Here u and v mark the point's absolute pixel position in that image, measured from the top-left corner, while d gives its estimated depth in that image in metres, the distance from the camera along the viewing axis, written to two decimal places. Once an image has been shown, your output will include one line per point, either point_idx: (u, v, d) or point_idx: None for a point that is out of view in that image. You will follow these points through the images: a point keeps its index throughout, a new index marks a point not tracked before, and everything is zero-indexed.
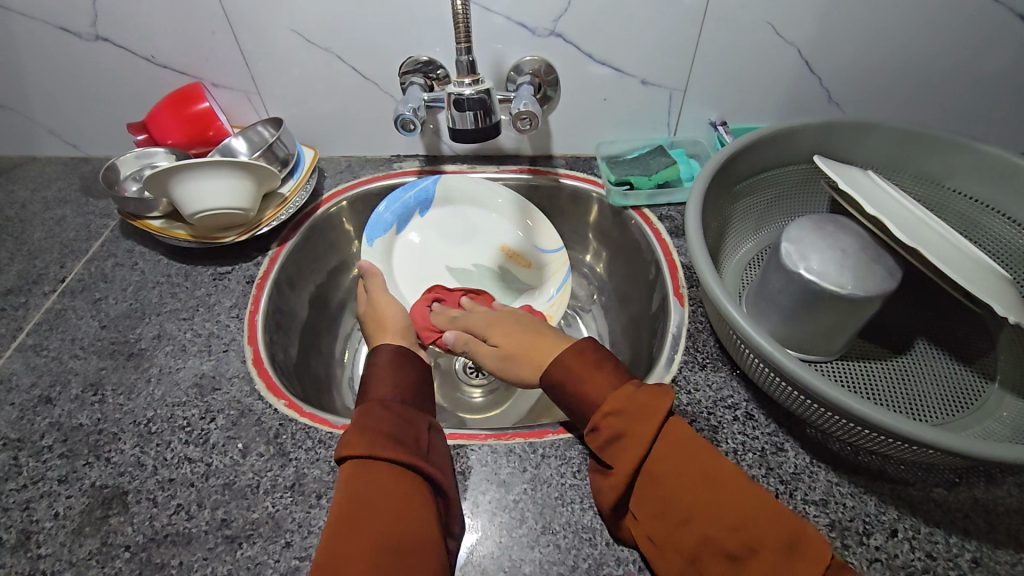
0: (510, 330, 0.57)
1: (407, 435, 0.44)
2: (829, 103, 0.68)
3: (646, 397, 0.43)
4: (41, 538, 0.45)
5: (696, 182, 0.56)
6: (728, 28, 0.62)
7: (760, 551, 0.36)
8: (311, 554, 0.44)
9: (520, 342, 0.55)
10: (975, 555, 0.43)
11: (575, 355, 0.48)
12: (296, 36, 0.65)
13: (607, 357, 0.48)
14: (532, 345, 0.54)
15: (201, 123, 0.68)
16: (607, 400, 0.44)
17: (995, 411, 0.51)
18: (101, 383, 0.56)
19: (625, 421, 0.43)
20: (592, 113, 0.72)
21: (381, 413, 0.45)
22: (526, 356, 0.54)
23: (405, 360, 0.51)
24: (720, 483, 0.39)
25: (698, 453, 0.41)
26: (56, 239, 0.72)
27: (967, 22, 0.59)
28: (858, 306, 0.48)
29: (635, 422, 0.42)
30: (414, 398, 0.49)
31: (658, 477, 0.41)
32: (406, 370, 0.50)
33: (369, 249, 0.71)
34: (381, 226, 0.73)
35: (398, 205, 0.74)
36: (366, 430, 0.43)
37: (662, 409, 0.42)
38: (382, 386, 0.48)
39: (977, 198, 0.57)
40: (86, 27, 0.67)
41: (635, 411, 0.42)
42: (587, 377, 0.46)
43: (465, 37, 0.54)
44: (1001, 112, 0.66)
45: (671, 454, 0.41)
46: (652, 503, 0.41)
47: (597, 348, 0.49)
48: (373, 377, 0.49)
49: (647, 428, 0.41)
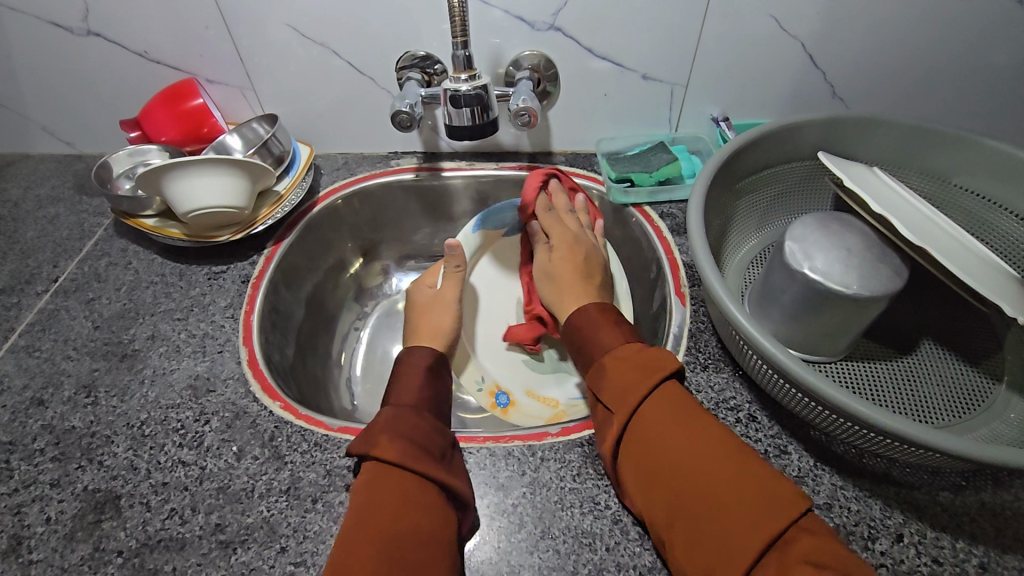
0: (558, 263, 0.61)
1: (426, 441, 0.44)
2: (834, 98, 0.67)
3: (650, 354, 0.46)
4: (33, 543, 0.45)
5: (698, 178, 0.55)
6: (731, 20, 0.60)
7: (738, 502, 0.37)
8: (306, 559, 0.43)
9: (564, 280, 0.59)
10: (982, 560, 0.42)
11: (597, 311, 0.53)
12: (291, 30, 0.64)
13: (620, 318, 0.52)
14: (569, 288, 0.59)
15: (195, 119, 0.67)
16: (615, 350, 0.48)
17: (1002, 413, 0.50)
18: (94, 385, 0.55)
19: (631, 368, 0.45)
20: (593, 109, 0.71)
21: (404, 415, 0.45)
22: (562, 295, 0.59)
23: (431, 364, 0.52)
24: (707, 439, 0.40)
25: (691, 410, 0.42)
26: (49, 238, 0.71)
27: (974, 16, 0.58)
28: (864, 306, 0.47)
29: (639, 370, 0.45)
30: (438, 405, 0.49)
31: (648, 430, 0.42)
32: (432, 377, 0.51)
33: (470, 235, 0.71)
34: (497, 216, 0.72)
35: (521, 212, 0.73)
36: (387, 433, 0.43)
37: (666, 363, 0.44)
38: (405, 389, 0.49)
39: (985, 196, 0.56)
40: (78, 22, 0.65)
41: (642, 364, 0.45)
42: (601, 329, 0.50)
43: (462, 30, 0.53)
44: (1008, 108, 0.65)
45: (665, 408, 0.42)
46: (642, 453, 0.41)
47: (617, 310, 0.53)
48: (403, 381, 0.50)
49: (648, 378, 0.44)
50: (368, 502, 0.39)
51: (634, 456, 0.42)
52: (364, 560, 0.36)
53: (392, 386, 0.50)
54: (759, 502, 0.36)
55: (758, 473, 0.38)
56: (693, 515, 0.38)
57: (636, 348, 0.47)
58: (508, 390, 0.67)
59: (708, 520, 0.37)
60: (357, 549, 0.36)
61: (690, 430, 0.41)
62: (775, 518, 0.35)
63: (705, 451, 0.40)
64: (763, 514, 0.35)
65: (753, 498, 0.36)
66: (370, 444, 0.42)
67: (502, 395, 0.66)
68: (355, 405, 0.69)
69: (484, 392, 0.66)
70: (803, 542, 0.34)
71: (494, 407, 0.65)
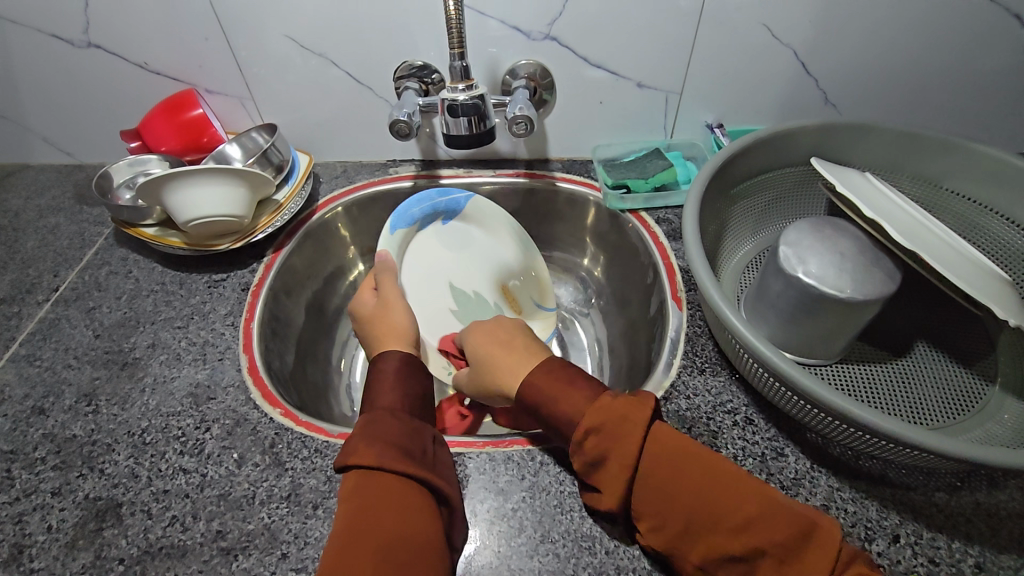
0: (477, 339, 0.56)
1: (413, 444, 0.43)
2: (825, 104, 0.68)
3: (625, 405, 0.41)
4: (33, 552, 0.45)
5: (693, 185, 0.56)
6: (724, 29, 0.61)
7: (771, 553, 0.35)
8: (307, 565, 0.43)
9: (491, 349, 0.54)
10: (978, 560, 0.42)
11: (546, 374, 0.46)
12: (290, 41, 0.65)
13: (579, 373, 0.46)
14: (501, 360, 0.52)
15: (194, 129, 0.68)
16: (586, 414, 0.42)
17: (996, 414, 0.51)
18: (95, 394, 0.55)
19: (608, 434, 0.41)
20: (588, 117, 0.72)
21: (381, 418, 0.44)
22: (494, 363, 0.52)
23: (405, 366, 0.51)
24: (725, 483, 0.38)
25: (693, 458, 0.39)
26: (49, 247, 0.71)
27: (960, 24, 0.59)
28: (858, 310, 0.47)
29: (621, 438, 0.40)
30: (417, 403, 0.49)
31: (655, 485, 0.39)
32: (408, 376, 0.50)
33: (390, 238, 0.67)
34: (413, 215, 0.70)
35: (429, 204, 0.71)
36: (373, 439, 0.41)
37: (645, 416, 0.40)
38: (381, 393, 0.48)
39: (975, 199, 0.57)
40: (78, 35, 0.66)
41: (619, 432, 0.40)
42: (557, 395, 0.44)
43: (459, 42, 0.53)
44: (995, 112, 0.66)
45: (665, 464, 0.39)
46: (653, 512, 0.40)
47: (567, 364, 0.47)
48: (380, 386, 0.49)
49: (634, 447, 0.39)
50: (355, 505, 0.38)
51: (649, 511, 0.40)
52: (362, 556, 0.36)
53: (368, 393, 0.49)
54: (789, 549, 0.35)
55: (786, 513, 0.36)
56: (724, 568, 0.37)
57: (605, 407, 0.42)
58: None
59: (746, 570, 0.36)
60: (353, 548, 0.36)
61: (697, 478, 0.39)
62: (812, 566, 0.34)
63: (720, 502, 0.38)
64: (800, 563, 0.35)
65: (782, 541, 0.35)
66: (348, 453, 0.40)
67: None
68: (354, 412, 0.70)
69: None
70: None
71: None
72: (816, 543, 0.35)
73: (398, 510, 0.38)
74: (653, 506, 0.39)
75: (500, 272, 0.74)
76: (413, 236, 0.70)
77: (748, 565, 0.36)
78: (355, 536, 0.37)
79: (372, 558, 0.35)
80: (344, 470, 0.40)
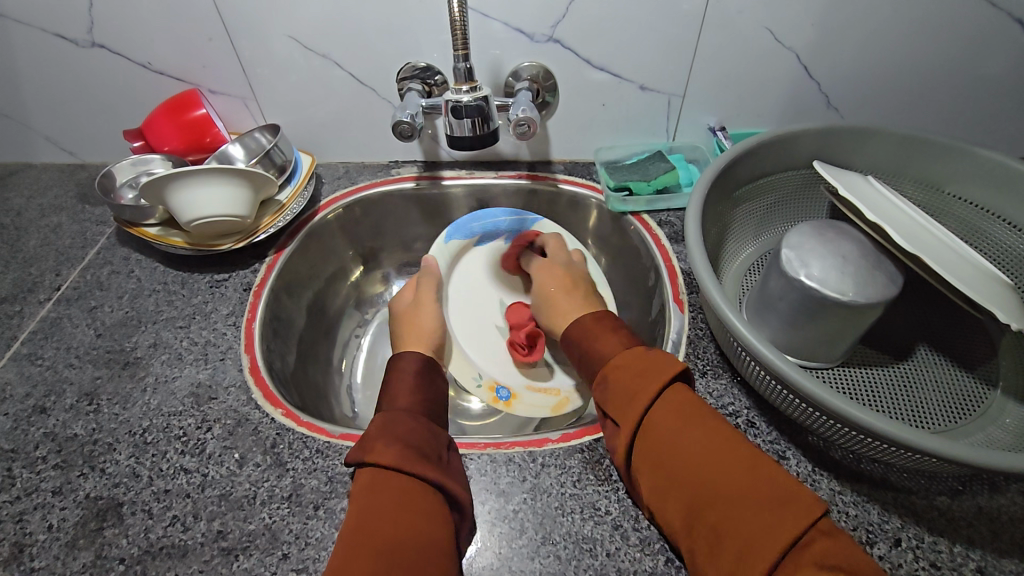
0: (544, 278, 0.65)
1: (426, 446, 0.43)
2: (828, 108, 0.68)
3: (658, 355, 0.46)
4: (34, 551, 0.45)
5: (696, 189, 0.56)
6: (727, 32, 0.61)
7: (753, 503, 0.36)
8: (308, 566, 0.43)
9: (552, 289, 0.63)
10: (980, 564, 0.42)
11: (593, 318, 0.54)
12: (293, 42, 0.65)
13: (615, 325, 0.53)
14: (562, 295, 0.61)
15: (198, 129, 0.68)
16: (620, 355, 0.48)
17: (997, 417, 0.51)
18: (96, 393, 0.55)
19: (633, 374, 0.45)
20: (591, 119, 0.72)
21: (397, 419, 0.45)
22: (554, 303, 0.61)
23: (425, 366, 0.52)
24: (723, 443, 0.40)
25: (705, 412, 0.42)
26: (51, 247, 0.71)
27: (962, 28, 0.59)
28: (861, 313, 0.47)
29: (650, 372, 0.44)
30: (433, 407, 0.49)
31: (660, 428, 0.41)
32: (426, 380, 0.51)
33: (443, 245, 0.72)
34: (470, 228, 0.74)
35: (489, 221, 0.75)
36: (391, 439, 0.42)
37: (676, 365, 0.45)
38: (398, 393, 0.49)
39: (976, 203, 0.57)
40: (82, 34, 0.66)
41: (650, 368, 0.45)
42: (600, 333, 0.52)
43: (463, 43, 0.54)
44: (996, 116, 0.66)
45: (677, 413, 0.42)
46: (654, 462, 0.41)
47: (612, 316, 0.54)
48: (398, 383, 0.50)
49: (657, 381, 0.43)
50: (365, 502, 0.38)
51: (649, 456, 0.41)
52: (363, 562, 0.35)
53: (386, 391, 0.50)
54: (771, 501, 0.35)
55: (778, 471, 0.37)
56: (706, 513, 0.37)
57: (641, 352, 0.47)
58: (508, 383, 0.65)
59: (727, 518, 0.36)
60: (356, 549, 0.36)
61: (701, 432, 0.40)
62: (791, 516, 0.34)
63: (716, 449, 0.39)
64: (777, 509, 0.35)
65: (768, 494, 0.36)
66: (366, 449, 0.41)
67: (501, 388, 0.64)
68: (355, 413, 0.70)
69: (484, 387, 0.64)
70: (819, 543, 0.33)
71: (495, 401, 0.63)
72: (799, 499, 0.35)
73: (404, 509, 0.38)
74: (655, 454, 0.41)
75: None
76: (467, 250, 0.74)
77: (730, 509, 0.36)
78: (359, 535, 0.37)
79: (372, 563, 0.35)
80: (357, 467, 0.41)
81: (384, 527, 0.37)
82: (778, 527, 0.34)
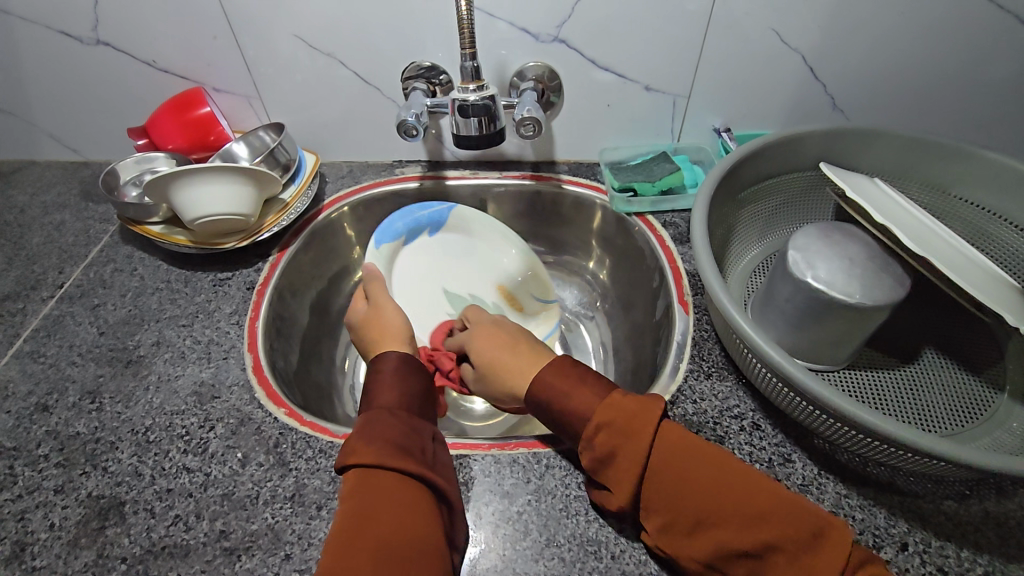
0: (483, 342, 0.56)
1: (411, 444, 0.43)
2: (833, 110, 0.68)
3: (637, 404, 0.42)
4: (36, 550, 0.45)
5: (701, 190, 0.55)
6: (733, 33, 0.61)
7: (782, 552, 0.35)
8: (311, 566, 0.43)
9: (495, 357, 0.53)
10: (988, 569, 0.42)
11: (556, 373, 0.46)
12: (298, 41, 0.65)
13: (590, 372, 0.46)
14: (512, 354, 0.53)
15: (201, 127, 0.68)
16: (597, 411, 0.43)
17: (1004, 422, 0.50)
18: (99, 391, 0.55)
19: (621, 435, 0.41)
20: (596, 120, 0.72)
21: (380, 418, 0.44)
22: (502, 365, 0.52)
23: (405, 362, 0.50)
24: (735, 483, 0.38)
25: (704, 451, 0.40)
26: (54, 244, 0.71)
27: (969, 29, 0.59)
28: (867, 315, 0.47)
29: (634, 429, 0.40)
30: (417, 402, 0.48)
31: (665, 479, 0.39)
32: (409, 374, 0.50)
33: (375, 251, 0.69)
34: (395, 231, 0.72)
35: (410, 218, 0.73)
36: (373, 438, 0.41)
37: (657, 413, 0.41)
38: (381, 391, 0.48)
39: (983, 206, 0.57)
40: (87, 32, 0.66)
41: (632, 428, 0.40)
42: (573, 392, 0.45)
43: (470, 42, 0.53)
44: (1002, 119, 0.66)
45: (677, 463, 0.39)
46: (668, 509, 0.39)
47: (577, 363, 0.47)
48: (378, 385, 0.48)
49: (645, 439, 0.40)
50: (356, 504, 0.38)
51: (662, 504, 0.40)
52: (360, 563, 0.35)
53: (367, 394, 0.48)
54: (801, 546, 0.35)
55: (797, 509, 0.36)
56: (734, 563, 0.37)
57: (617, 403, 0.42)
58: None
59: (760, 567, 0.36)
60: (354, 550, 0.36)
61: (710, 479, 0.38)
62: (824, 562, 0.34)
63: (730, 492, 0.38)
64: (809, 555, 0.35)
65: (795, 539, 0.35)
66: (349, 453, 0.40)
67: None
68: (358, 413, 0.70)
69: None
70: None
71: None
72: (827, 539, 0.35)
73: (402, 510, 0.38)
74: (666, 502, 0.39)
75: (496, 273, 0.75)
76: (398, 251, 0.72)
77: (759, 561, 0.36)
78: (356, 536, 0.36)
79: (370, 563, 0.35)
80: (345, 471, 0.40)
81: (382, 527, 0.36)
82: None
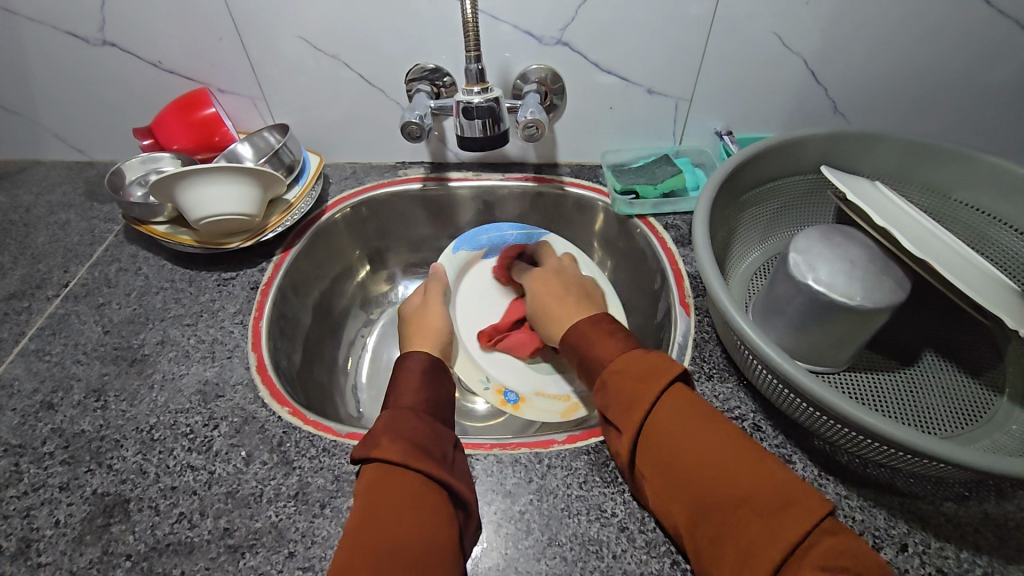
0: (537, 289, 0.63)
1: (432, 446, 0.43)
2: (834, 113, 0.68)
3: (657, 359, 0.45)
4: (41, 546, 0.45)
5: (703, 192, 0.56)
6: (735, 37, 0.62)
7: (752, 510, 0.36)
8: (314, 564, 0.43)
9: (547, 303, 0.61)
10: (986, 570, 0.42)
11: (590, 324, 0.52)
12: (303, 43, 0.65)
13: (619, 328, 0.51)
14: (559, 304, 0.60)
15: (207, 128, 0.68)
16: (616, 359, 0.47)
17: (1004, 424, 0.51)
18: (104, 389, 0.55)
19: (633, 379, 0.44)
20: (598, 122, 0.72)
21: (403, 418, 0.44)
22: (548, 309, 0.60)
23: (429, 365, 0.51)
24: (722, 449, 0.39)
25: (702, 416, 0.41)
26: (59, 243, 0.72)
27: (969, 34, 0.59)
28: (868, 317, 0.47)
29: (644, 378, 0.44)
30: (440, 406, 0.49)
31: (659, 436, 0.41)
32: (432, 378, 0.51)
33: (450, 255, 0.74)
34: (477, 241, 0.76)
35: (495, 235, 0.77)
36: (396, 436, 0.42)
37: (670, 371, 0.43)
38: (404, 392, 0.48)
39: (982, 209, 0.57)
40: (94, 33, 0.67)
41: (646, 375, 0.44)
42: (600, 342, 0.50)
43: (475, 45, 0.54)
44: (1002, 123, 0.66)
45: (673, 419, 0.41)
46: (658, 468, 0.41)
47: (612, 320, 0.53)
48: (404, 382, 0.50)
49: (650, 388, 0.43)
50: (370, 500, 0.38)
51: (652, 462, 0.41)
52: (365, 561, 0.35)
53: (391, 389, 0.49)
54: (772, 509, 0.35)
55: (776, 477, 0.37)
56: (708, 520, 0.37)
57: (638, 356, 0.46)
58: (516, 387, 0.66)
59: (727, 525, 0.36)
60: (361, 547, 0.36)
61: (698, 439, 0.40)
62: (790, 523, 0.34)
63: (717, 456, 0.39)
64: (776, 515, 0.35)
65: (768, 501, 0.36)
66: (371, 447, 0.41)
67: (509, 392, 0.65)
68: (360, 413, 0.70)
69: (491, 390, 0.65)
70: (825, 545, 0.33)
71: (503, 403, 0.64)
72: (799, 504, 0.35)
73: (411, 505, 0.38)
74: (657, 462, 0.41)
75: None
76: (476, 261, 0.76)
77: (729, 517, 0.36)
78: (367, 531, 0.37)
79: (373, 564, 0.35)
80: (363, 462, 0.41)
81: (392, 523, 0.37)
82: (778, 536, 0.34)
